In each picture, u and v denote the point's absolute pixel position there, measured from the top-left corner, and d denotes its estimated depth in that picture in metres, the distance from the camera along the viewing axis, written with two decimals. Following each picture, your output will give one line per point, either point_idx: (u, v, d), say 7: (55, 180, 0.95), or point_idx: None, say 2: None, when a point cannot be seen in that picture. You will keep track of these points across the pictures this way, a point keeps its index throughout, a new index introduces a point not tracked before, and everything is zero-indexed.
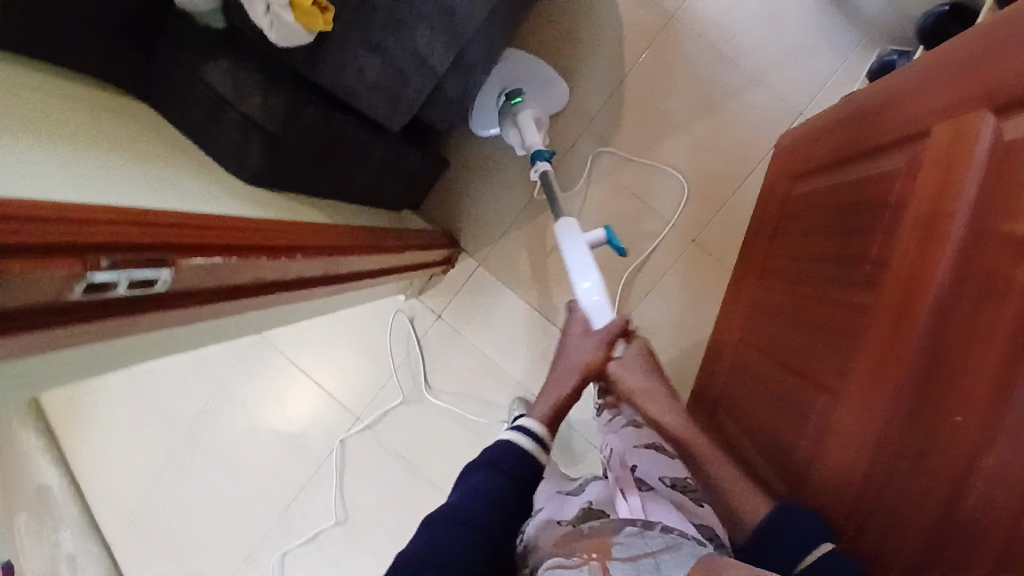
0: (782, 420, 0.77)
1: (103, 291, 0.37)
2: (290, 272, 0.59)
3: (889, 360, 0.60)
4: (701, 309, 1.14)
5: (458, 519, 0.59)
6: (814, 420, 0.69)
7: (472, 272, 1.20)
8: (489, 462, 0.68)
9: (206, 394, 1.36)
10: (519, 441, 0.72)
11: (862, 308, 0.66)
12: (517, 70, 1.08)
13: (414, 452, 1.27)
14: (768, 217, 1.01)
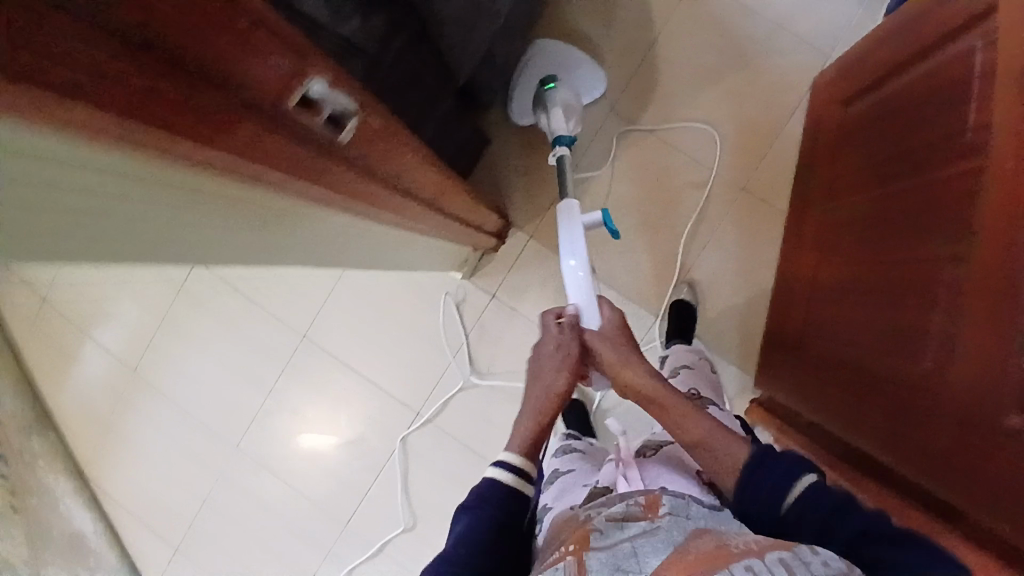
0: (889, 326, 0.74)
1: (313, 114, 0.35)
2: (410, 178, 0.57)
3: (1003, 212, 0.57)
4: (759, 256, 1.14)
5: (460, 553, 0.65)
6: (927, 302, 0.67)
7: (523, 246, 1.19)
8: (476, 500, 0.71)
9: (250, 411, 1.30)
10: (500, 475, 0.73)
11: (965, 184, 0.65)
12: (555, 61, 1.09)
13: (479, 440, 1.23)
14: (820, 152, 1.03)
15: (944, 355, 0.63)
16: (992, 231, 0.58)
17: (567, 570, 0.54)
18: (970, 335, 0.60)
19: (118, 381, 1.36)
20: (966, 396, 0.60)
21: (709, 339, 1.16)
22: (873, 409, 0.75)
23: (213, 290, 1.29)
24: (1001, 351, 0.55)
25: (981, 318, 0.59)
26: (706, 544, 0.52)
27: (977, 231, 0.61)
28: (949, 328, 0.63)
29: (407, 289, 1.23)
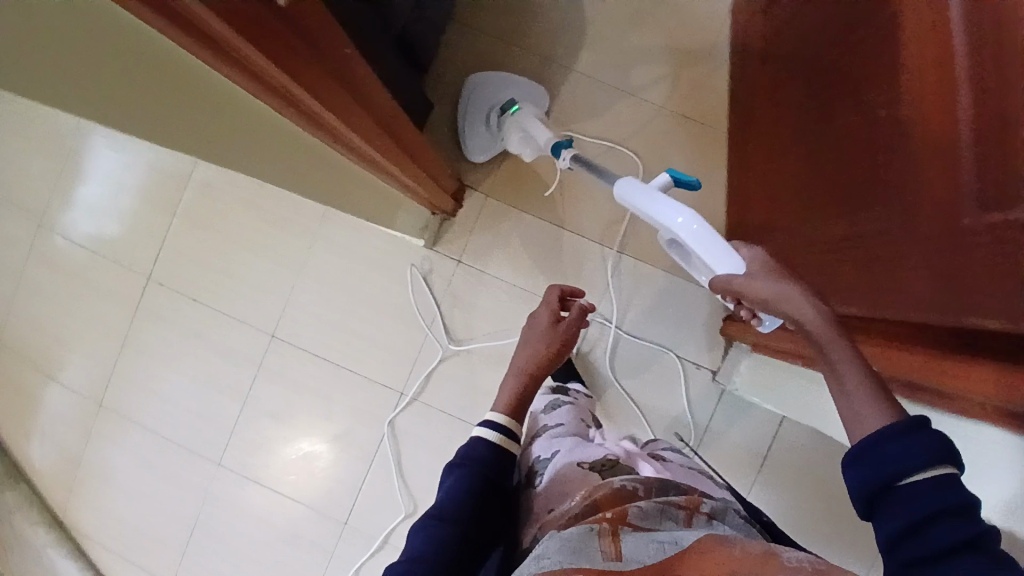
0: (849, 189, 0.76)
1: None
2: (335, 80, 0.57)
3: (931, 35, 0.59)
4: (710, 178, 1.17)
5: (450, 511, 0.77)
6: (878, 149, 0.69)
7: (482, 206, 1.19)
8: (466, 459, 0.83)
9: (227, 420, 1.26)
10: (489, 434, 0.87)
11: (892, 28, 0.66)
12: (499, 88, 1.15)
13: (468, 408, 1.21)
14: (752, 64, 1.06)
15: (902, 188, 0.65)
16: (925, 57, 0.61)
17: (603, 536, 0.61)
18: (921, 161, 0.61)
19: (85, 416, 1.30)
20: (925, 223, 0.60)
21: (675, 268, 1.20)
22: (841, 275, 0.76)
23: (172, 300, 1.27)
24: (955, 164, 0.56)
25: (931, 142, 0.60)
26: (753, 545, 0.57)
27: (913, 66, 0.63)
28: (904, 165, 0.64)
29: (371, 269, 1.22)
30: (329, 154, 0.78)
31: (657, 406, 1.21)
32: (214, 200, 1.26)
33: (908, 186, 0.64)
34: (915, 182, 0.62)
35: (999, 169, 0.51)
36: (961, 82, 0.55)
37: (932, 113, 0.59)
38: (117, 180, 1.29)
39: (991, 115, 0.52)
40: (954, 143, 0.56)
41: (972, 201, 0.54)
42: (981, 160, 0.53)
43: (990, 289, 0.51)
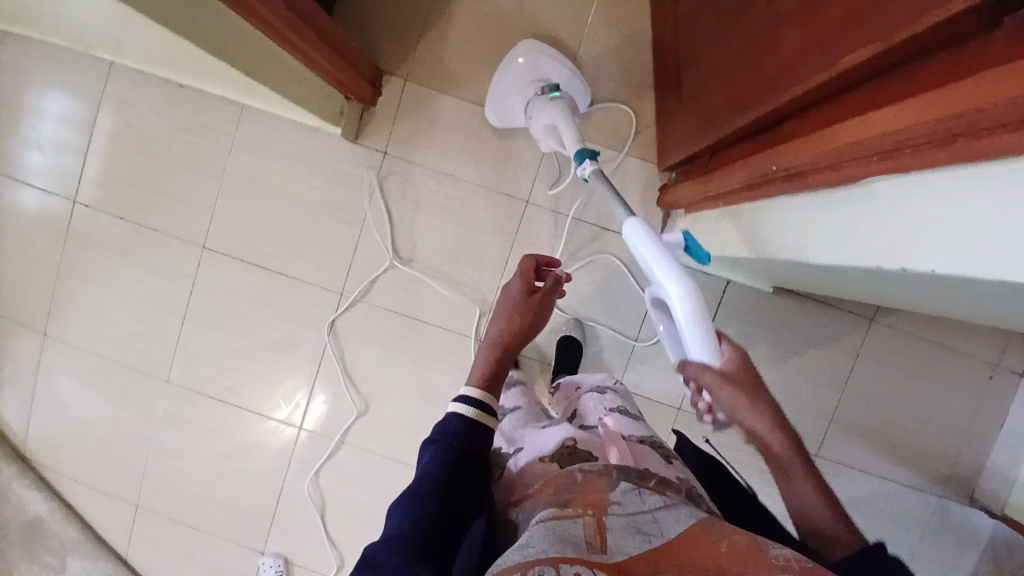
0: None
1: None
2: None
3: None
4: (633, 43, 1.13)
5: (426, 489, 0.66)
6: None
7: (402, 93, 1.15)
8: (442, 434, 0.72)
9: (170, 338, 1.25)
10: (462, 409, 0.75)
11: None
12: (552, 71, 1.06)
13: (410, 304, 1.20)
14: None
15: None
16: None
17: (586, 526, 0.54)
18: None
19: (30, 348, 1.29)
20: None
21: (606, 137, 1.15)
22: (749, 82, 0.70)
23: (101, 222, 1.24)
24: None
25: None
26: (740, 539, 0.53)
27: None
28: None
29: (296, 169, 1.18)
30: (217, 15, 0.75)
31: (598, 280, 1.19)
32: (129, 114, 1.21)
33: None
34: None
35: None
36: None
37: None
38: (25, 104, 1.24)
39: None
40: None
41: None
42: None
43: (855, 20, 0.48)
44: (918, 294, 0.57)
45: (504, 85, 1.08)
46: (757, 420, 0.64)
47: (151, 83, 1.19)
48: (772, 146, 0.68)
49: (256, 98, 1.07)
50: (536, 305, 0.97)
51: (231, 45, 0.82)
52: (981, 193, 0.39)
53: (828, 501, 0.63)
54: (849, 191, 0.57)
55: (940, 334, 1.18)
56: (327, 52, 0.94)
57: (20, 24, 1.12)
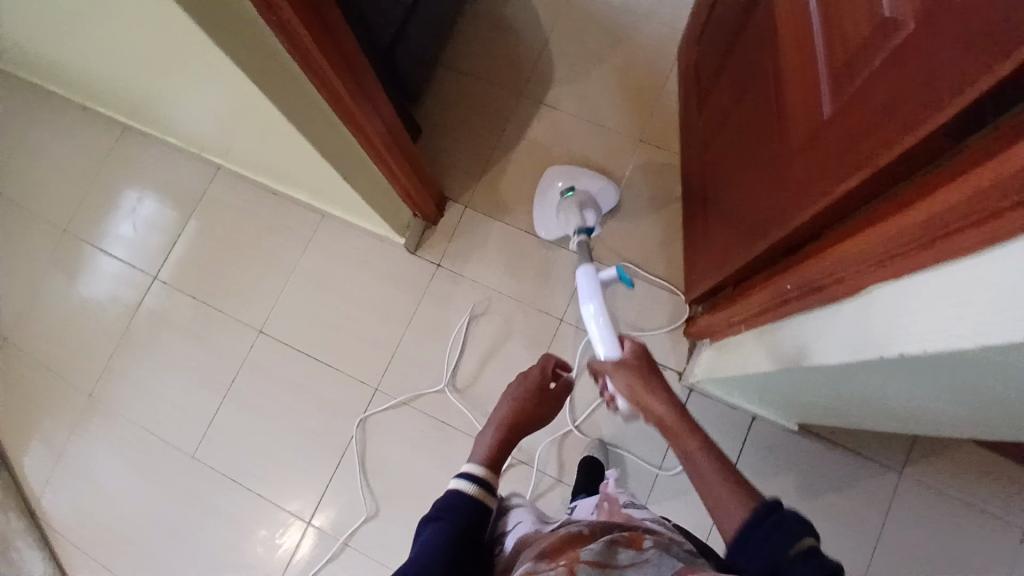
0: (759, 143, 0.84)
1: None
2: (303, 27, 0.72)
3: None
4: (665, 194, 1.29)
5: (420, 564, 0.67)
6: (777, 97, 0.78)
7: (460, 216, 1.32)
8: (441, 510, 0.75)
9: (205, 414, 1.30)
10: (462, 485, 0.78)
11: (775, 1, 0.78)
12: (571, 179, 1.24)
13: (439, 405, 1.25)
14: (692, 87, 1.20)
15: (793, 120, 0.72)
16: (795, 14, 0.72)
17: None
18: (802, 90, 0.70)
19: (72, 409, 1.36)
20: (802, 137, 0.70)
21: (645, 303, 1.26)
22: (764, 220, 0.82)
23: (173, 300, 1.37)
24: (815, 75, 0.66)
25: (797, 70, 0.71)
26: None
27: (789, 25, 0.74)
28: (791, 100, 0.73)
29: (357, 271, 1.32)
30: (335, 137, 0.92)
31: None
32: (223, 212, 1.39)
33: (797, 115, 0.71)
34: (800, 109, 0.70)
35: (841, 60, 0.61)
36: (812, 10, 0.67)
37: (805, 50, 0.69)
38: (138, 194, 1.44)
39: (832, 23, 0.63)
40: (814, 57, 0.67)
41: (829, 96, 0.64)
42: (830, 61, 0.64)
43: (847, 157, 0.60)
44: (918, 393, 0.63)
45: (538, 209, 1.27)
46: (647, 395, 0.81)
47: (247, 187, 1.39)
48: (787, 271, 0.78)
49: (339, 207, 1.25)
50: (548, 395, 1.01)
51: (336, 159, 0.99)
52: (959, 288, 0.46)
53: (724, 467, 0.70)
54: (850, 303, 0.64)
55: (974, 497, 1.14)
56: (406, 169, 1.12)
57: (157, 129, 1.36)
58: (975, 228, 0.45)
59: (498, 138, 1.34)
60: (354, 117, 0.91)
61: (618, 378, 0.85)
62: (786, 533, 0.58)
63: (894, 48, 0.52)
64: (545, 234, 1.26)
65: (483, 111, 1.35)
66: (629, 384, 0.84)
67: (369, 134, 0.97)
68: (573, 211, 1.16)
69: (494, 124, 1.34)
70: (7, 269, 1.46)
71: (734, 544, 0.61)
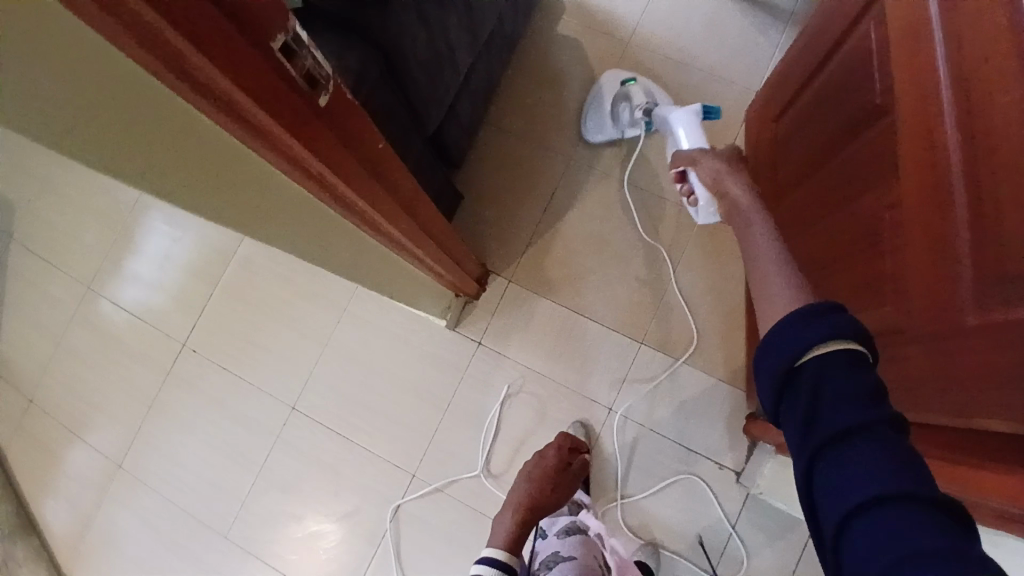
0: (860, 286, 0.75)
1: (292, 69, 0.44)
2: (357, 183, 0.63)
3: (926, 157, 0.62)
4: (726, 276, 1.19)
5: None
6: (888, 253, 0.69)
7: (503, 291, 1.23)
8: None
9: (238, 492, 1.26)
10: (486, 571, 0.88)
11: (889, 139, 0.69)
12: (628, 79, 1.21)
13: (479, 495, 1.18)
14: (764, 167, 1.09)
15: (920, 299, 0.63)
16: (920, 175, 0.63)
17: None
18: (936, 272, 0.60)
19: (103, 476, 1.32)
20: (926, 322, 0.63)
21: (701, 394, 1.17)
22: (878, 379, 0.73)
23: (201, 367, 1.32)
24: (948, 265, 0.59)
25: (917, 241, 0.63)
26: None
27: (909, 182, 0.65)
28: (913, 269, 0.64)
29: (393, 346, 1.25)
30: (372, 251, 0.84)
31: (678, 502, 1.15)
32: (252, 275, 1.32)
33: (927, 296, 0.62)
34: (936, 292, 0.61)
35: (988, 268, 0.54)
36: (954, 188, 0.58)
37: (936, 228, 0.60)
38: (161, 252, 1.38)
39: (977, 216, 0.55)
40: (947, 240, 0.59)
41: (971, 301, 0.56)
42: (972, 261, 0.56)
43: (1008, 391, 0.51)
44: None
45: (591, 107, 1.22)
46: (724, 179, 0.75)
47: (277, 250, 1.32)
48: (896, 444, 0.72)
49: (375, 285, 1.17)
50: (567, 478, 1.04)
51: (376, 263, 0.91)
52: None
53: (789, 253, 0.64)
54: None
55: None
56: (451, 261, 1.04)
57: None
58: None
59: (544, 206, 1.24)
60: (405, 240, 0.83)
61: (702, 164, 0.77)
62: (824, 329, 0.50)
63: None
64: (594, 136, 1.22)
65: (531, 176, 1.25)
66: (715, 169, 0.76)
67: (419, 253, 0.90)
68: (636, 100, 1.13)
69: (540, 189, 1.24)
70: (34, 324, 1.42)
71: (777, 324, 0.53)
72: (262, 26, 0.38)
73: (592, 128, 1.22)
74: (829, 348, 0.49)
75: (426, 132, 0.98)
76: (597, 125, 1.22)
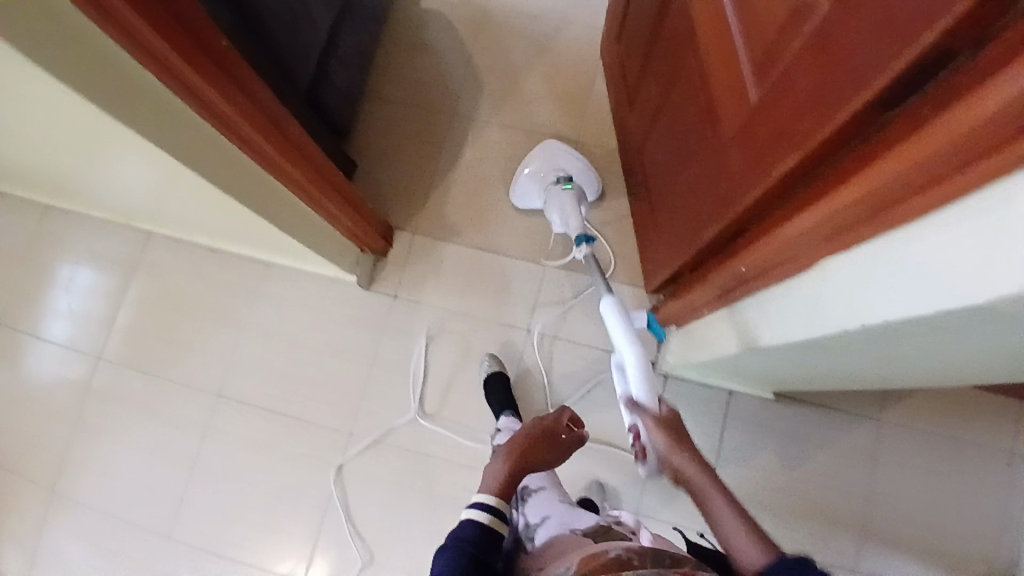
0: (692, 133, 0.86)
1: None
2: (214, 85, 0.72)
3: None
4: (611, 191, 1.29)
5: None
6: (702, 88, 0.79)
7: (409, 243, 1.29)
8: (460, 538, 0.78)
9: (177, 491, 1.23)
10: (478, 515, 0.81)
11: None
12: (560, 161, 1.23)
13: (420, 437, 1.21)
14: (619, 83, 1.21)
15: (723, 110, 0.73)
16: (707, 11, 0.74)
17: None
18: (728, 79, 0.71)
19: (34, 508, 1.26)
20: (732, 126, 0.71)
21: None
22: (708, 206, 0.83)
23: (122, 377, 1.30)
24: (738, 66, 0.68)
25: (721, 60, 0.72)
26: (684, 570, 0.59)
27: (703, 19, 0.76)
28: (717, 91, 0.75)
29: (314, 315, 1.28)
30: (263, 187, 0.89)
31: (607, 402, 1.21)
32: (162, 277, 1.33)
33: (728, 105, 0.72)
34: (731, 97, 0.71)
35: (763, 45, 0.62)
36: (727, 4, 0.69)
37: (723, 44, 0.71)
38: (65, 274, 1.36)
39: (748, 13, 0.64)
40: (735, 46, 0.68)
41: (754, 82, 0.65)
42: (753, 49, 0.65)
43: (780, 139, 0.60)
44: (884, 359, 0.63)
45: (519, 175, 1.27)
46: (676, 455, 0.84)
47: (183, 247, 1.33)
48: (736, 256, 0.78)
49: (282, 254, 1.20)
50: (561, 446, 0.98)
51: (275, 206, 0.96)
52: (922, 279, 0.44)
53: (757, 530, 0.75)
54: (801, 279, 0.64)
55: (944, 434, 1.17)
56: (347, 203, 1.10)
57: (79, 203, 1.29)
58: (922, 193, 0.44)
59: (435, 159, 1.32)
60: (280, 166, 0.90)
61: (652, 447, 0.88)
62: None
63: (811, 31, 0.53)
64: (517, 202, 1.27)
65: (416, 135, 1.33)
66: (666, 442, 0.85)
67: (302, 184, 0.97)
68: (570, 202, 1.16)
69: (428, 144, 1.32)
70: None
71: None
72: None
73: (518, 196, 1.26)
74: None
75: (302, 88, 1.04)
76: (521, 195, 1.26)
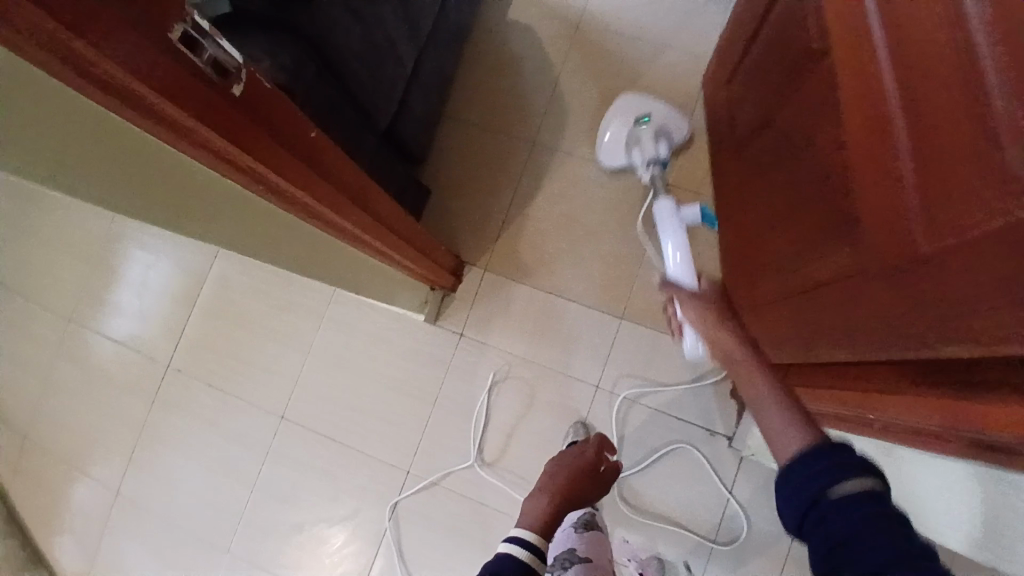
0: (817, 236, 0.75)
1: (197, 56, 0.41)
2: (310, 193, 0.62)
3: (865, 104, 0.61)
4: None
5: None
6: (841, 196, 0.68)
7: (480, 280, 1.23)
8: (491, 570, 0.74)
9: (235, 507, 1.26)
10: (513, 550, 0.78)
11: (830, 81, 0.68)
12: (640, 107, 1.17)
13: (476, 485, 1.19)
14: (723, 129, 1.09)
15: (867, 240, 0.63)
16: (859, 122, 0.62)
17: None
18: (881, 209, 0.60)
19: (104, 508, 1.31)
20: (880, 258, 0.61)
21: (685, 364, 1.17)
22: (834, 326, 0.73)
23: (188, 389, 1.31)
24: (899, 204, 0.57)
25: (871, 184, 0.61)
26: None
27: (852, 125, 0.64)
28: (860, 212, 0.64)
29: (376, 346, 1.25)
30: (336, 258, 0.82)
31: (674, 472, 1.16)
32: (229, 291, 1.32)
33: (875, 236, 0.62)
34: (882, 230, 0.60)
35: (940, 197, 0.51)
36: (891, 131, 0.57)
37: (878, 169, 0.60)
38: (134, 279, 1.37)
39: (923, 143, 0.53)
40: (897, 176, 0.57)
41: (921, 231, 0.55)
42: (924, 189, 0.53)
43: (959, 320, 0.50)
44: None
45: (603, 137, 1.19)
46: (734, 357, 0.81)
47: (249, 263, 1.31)
48: (885, 402, 0.67)
49: None
50: (597, 478, 0.97)
51: (357, 269, 0.90)
52: None
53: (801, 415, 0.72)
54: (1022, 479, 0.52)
55: None
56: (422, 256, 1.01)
57: None
58: None
59: (512, 192, 1.23)
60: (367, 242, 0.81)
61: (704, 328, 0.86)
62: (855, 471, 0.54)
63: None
64: (612, 164, 1.18)
65: (491, 164, 1.24)
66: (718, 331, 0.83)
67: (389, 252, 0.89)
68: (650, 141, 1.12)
69: (506, 175, 1.24)
70: (19, 362, 1.41)
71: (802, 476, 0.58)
72: (150, 9, 0.36)
73: (609, 157, 1.17)
74: (857, 489, 0.53)
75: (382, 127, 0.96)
76: (620, 161, 1.17)
